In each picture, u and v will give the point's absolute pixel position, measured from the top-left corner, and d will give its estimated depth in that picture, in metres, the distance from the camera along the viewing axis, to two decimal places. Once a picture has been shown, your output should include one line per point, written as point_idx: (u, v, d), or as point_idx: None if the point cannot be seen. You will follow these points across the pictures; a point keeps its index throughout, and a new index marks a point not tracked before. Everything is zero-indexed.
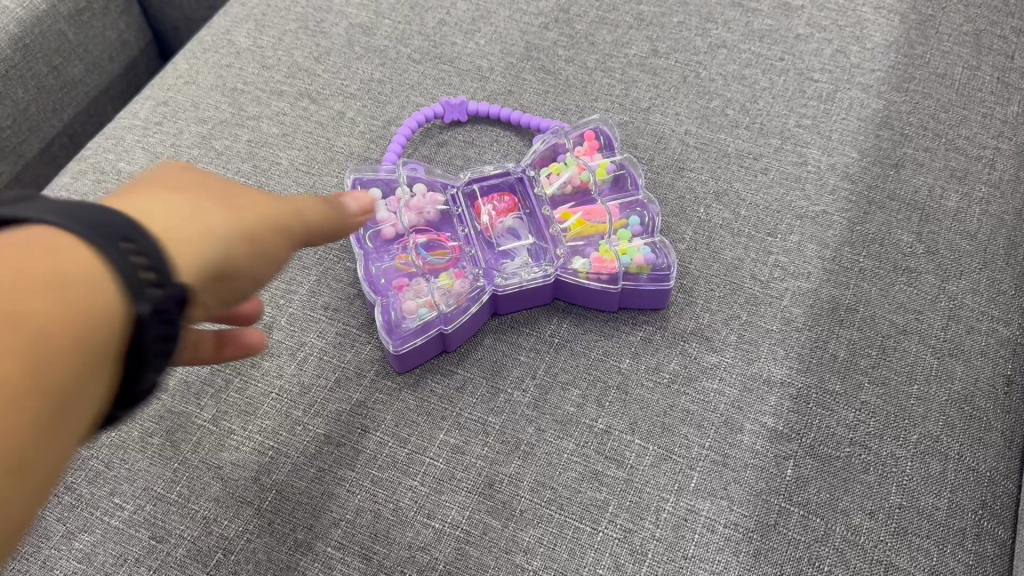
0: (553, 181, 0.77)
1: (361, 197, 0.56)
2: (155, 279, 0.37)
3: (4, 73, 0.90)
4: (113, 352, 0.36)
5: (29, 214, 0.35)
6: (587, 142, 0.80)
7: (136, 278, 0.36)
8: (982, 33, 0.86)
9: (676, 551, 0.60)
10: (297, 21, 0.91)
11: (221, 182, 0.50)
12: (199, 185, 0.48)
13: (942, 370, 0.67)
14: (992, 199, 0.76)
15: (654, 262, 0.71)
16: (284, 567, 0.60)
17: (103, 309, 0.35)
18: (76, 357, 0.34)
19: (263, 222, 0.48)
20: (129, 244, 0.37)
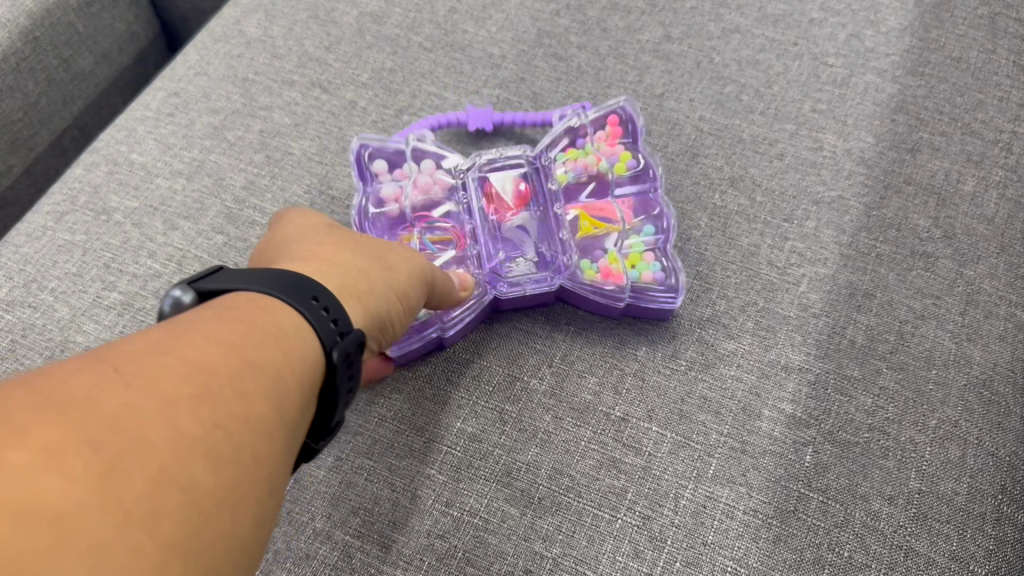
0: (569, 173, 0.77)
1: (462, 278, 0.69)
2: (340, 329, 0.48)
3: (14, 66, 0.90)
4: (309, 394, 0.46)
5: (237, 285, 0.48)
6: (609, 130, 0.78)
7: (325, 326, 0.48)
8: (997, 15, 0.85)
9: (695, 537, 0.60)
10: (307, 10, 0.91)
11: (360, 237, 0.60)
12: (366, 245, 0.59)
13: (960, 355, 0.66)
14: (1009, 183, 0.75)
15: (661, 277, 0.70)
16: (303, 555, 0.60)
17: (300, 353, 0.45)
18: (289, 413, 0.43)
19: (405, 280, 0.59)
20: (316, 302, 0.48)
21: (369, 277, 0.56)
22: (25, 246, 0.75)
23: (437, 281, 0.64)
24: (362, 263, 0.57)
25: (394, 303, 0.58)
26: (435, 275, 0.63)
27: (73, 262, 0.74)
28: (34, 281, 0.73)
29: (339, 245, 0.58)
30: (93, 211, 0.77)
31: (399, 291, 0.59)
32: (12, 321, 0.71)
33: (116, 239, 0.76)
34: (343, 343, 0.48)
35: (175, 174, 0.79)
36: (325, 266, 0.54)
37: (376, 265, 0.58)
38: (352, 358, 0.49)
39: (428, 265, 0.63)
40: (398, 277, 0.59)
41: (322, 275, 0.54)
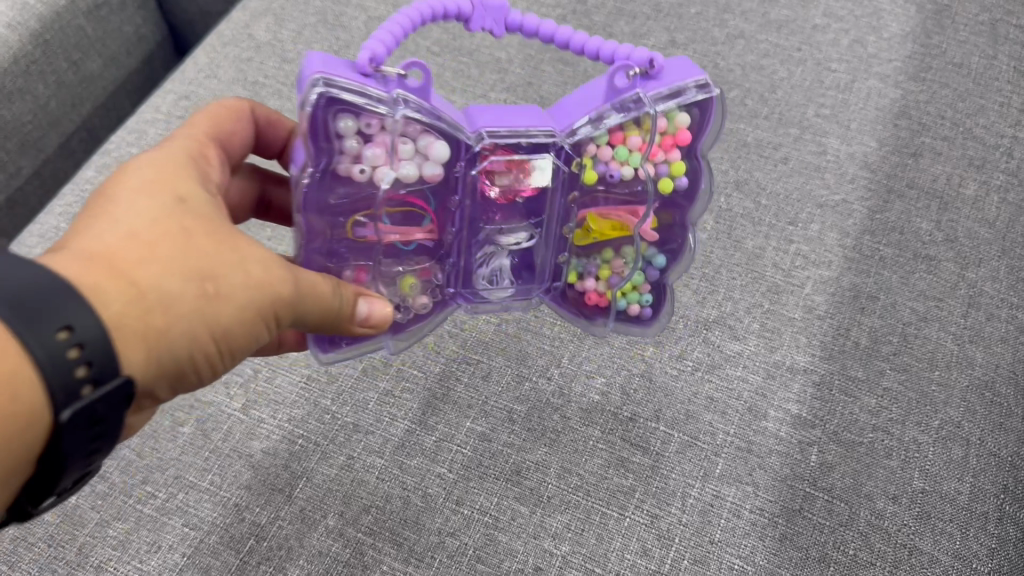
0: (602, 165, 0.56)
1: (379, 310, 0.54)
2: (89, 376, 0.39)
3: (25, 69, 0.90)
4: (32, 439, 0.39)
5: None
6: (677, 125, 0.57)
7: (66, 369, 0.38)
8: (998, 22, 0.87)
9: (702, 536, 0.61)
10: (316, 14, 0.91)
11: (206, 225, 0.46)
12: (206, 243, 0.45)
13: (962, 356, 0.67)
14: (1010, 187, 0.76)
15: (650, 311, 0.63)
16: (316, 553, 0.61)
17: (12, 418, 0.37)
18: None
19: (253, 295, 0.46)
20: (61, 339, 0.38)
21: (169, 309, 0.43)
22: (38, 247, 0.76)
23: (284, 314, 0.48)
24: (171, 284, 0.43)
25: (197, 344, 0.45)
26: (284, 308, 0.48)
27: None
28: None
29: (173, 234, 0.44)
30: None
31: (211, 330, 0.45)
32: None
33: None
34: (86, 400, 0.39)
35: None
36: (116, 278, 0.42)
37: (190, 289, 0.44)
38: (102, 411, 0.40)
39: (279, 294, 0.47)
40: (215, 314, 0.45)
41: (100, 300, 0.41)
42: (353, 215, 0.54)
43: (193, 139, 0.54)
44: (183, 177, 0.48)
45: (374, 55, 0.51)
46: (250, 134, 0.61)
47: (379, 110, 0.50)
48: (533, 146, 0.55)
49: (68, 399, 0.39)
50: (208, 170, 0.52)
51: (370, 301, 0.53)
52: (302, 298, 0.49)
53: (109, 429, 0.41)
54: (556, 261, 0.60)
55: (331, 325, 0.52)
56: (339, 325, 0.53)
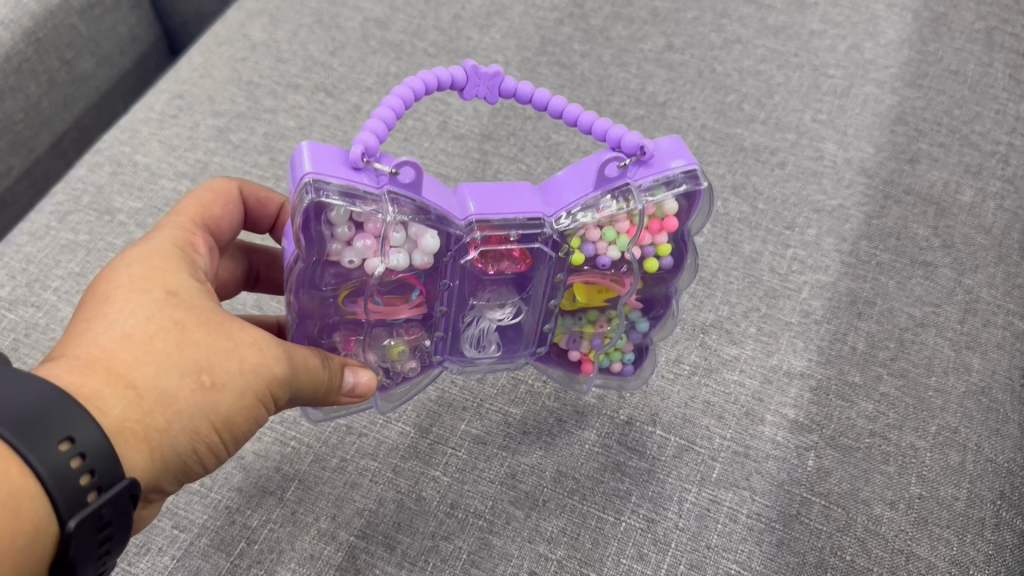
0: (590, 250, 0.55)
1: (364, 378, 0.54)
2: (94, 482, 0.40)
3: (17, 67, 0.90)
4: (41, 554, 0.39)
5: None
6: (665, 211, 0.56)
7: (70, 479, 0.39)
8: (993, 30, 0.87)
9: (699, 541, 0.60)
10: (312, 15, 0.91)
11: (193, 317, 0.46)
12: (200, 338, 0.46)
13: (959, 362, 0.67)
14: (1006, 194, 0.76)
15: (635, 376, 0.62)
16: (308, 556, 0.60)
17: (19, 529, 0.38)
18: None
19: (247, 381, 0.46)
20: (63, 449, 0.39)
21: (167, 406, 0.44)
22: (28, 246, 0.75)
23: (282, 394, 0.49)
24: (167, 383, 0.44)
25: (200, 438, 0.46)
26: (281, 390, 0.48)
27: (76, 262, 0.74)
28: (37, 280, 0.73)
29: (165, 332, 0.45)
30: (96, 210, 0.77)
31: (212, 421, 0.45)
32: (14, 320, 0.70)
33: (120, 239, 0.76)
34: (92, 507, 0.39)
35: (180, 176, 0.80)
36: (115, 383, 0.43)
37: (187, 384, 0.44)
38: (109, 515, 0.41)
39: (274, 377, 0.47)
40: (213, 407, 0.45)
41: (99, 407, 0.42)
42: (342, 294, 0.54)
43: (177, 225, 0.54)
44: (175, 268, 0.49)
45: (367, 148, 0.50)
46: (239, 216, 0.61)
47: (371, 208, 0.50)
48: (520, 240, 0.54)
49: (74, 508, 0.39)
50: (199, 256, 0.53)
51: (355, 370, 0.54)
52: (296, 377, 0.49)
53: (117, 531, 0.42)
54: (541, 330, 0.61)
55: (324, 398, 0.52)
56: (332, 398, 0.53)
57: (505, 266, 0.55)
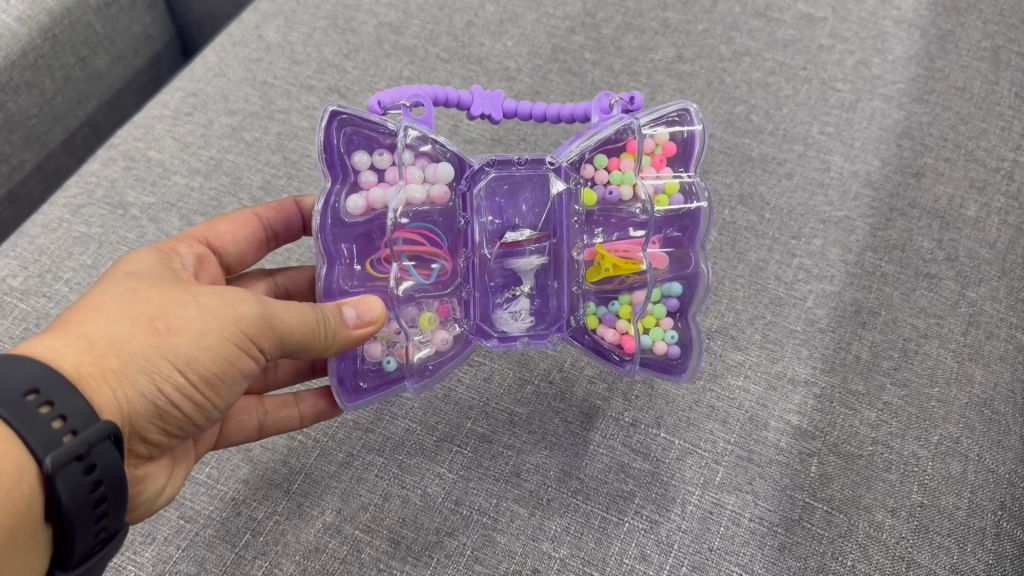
0: (601, 188, 0.60)
1: (365, 310, 0.56)
2: (67, 427, 0.43)
3: (33, 62, 0.90)
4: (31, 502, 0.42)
5: None
6: (662, 141, 0.62)
7: (39, 424, 0.42)
8: (1000, 49, 0.88)
9: (702, 543, 0.60)
10: (326, 18, 0.92)
11: (153, 287, 0.51)
12: (154, 295, 0.50)
13: (961, 374, 0.68)
14: (1010, 210, 0.77)
15: (676, 352, 0.63)
16: (313, 548, 0.60)
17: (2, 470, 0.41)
18: None
19: (206, 321, 0.49)
20: (30, 398, 0.43)
21: (120, 349, 0.47)
22: (41, 237, 0.76)
23: (255, 336, 0.51)
24: (121, 331, 0.48)
25: (163, 378, 0.48)
26: (253, 332, 0.51)
27: (88, 254, 0.75)
28: (49, 271, 0.73)
29: (124, 297, 0.50)
30: (109, 204, 0.78)
31: (173, 360, 0.48)
32: (26, 310, 0.71)
33: (133, 234, 0.76)
34: (67, 446, 0.43)
35: (192, 173, 0.80)
36: (71, 338, 0.47)
37: (142, 331, 0.48)
38: (92, 454, 0.44)
39: (238, 317, 0.50)
40: (173, 346, 0.48)
41: (56, 357, 0.46)
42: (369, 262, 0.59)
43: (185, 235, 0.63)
44: (141, 261, 0.55)
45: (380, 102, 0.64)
46: (252, 233, 0.67)
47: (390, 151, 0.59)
48: (527, 169, 0.59)
49: (52, 450, 0.42)
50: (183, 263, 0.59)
51: (354, 305, 0.56)
52: (271, 320, 0.51)
53: (108, 476, 0.45)
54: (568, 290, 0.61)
55: (322, 341, 0.53)
56: (333, 335, 0.54)
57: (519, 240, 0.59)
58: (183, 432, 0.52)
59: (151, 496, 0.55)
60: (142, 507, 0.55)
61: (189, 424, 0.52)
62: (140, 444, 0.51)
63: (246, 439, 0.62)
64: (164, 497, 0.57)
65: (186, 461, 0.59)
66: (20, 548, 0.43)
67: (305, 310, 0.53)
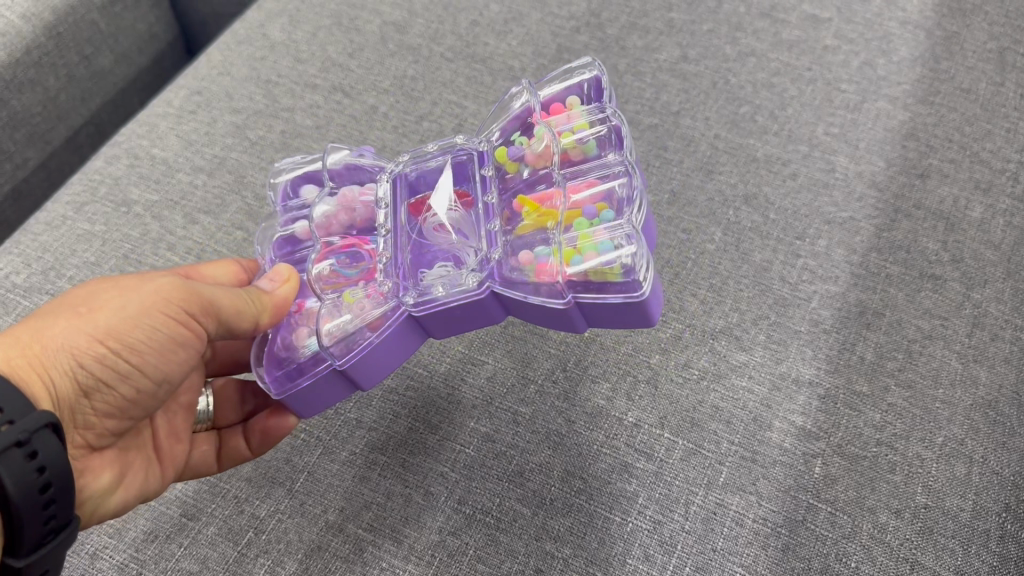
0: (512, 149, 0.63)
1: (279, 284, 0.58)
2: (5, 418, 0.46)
3: (37, 60, 0.90)
4: None
5: None
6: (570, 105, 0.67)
7: None
8: (1006, 50, 0.88)
9: (705, 543, 0.60)
10: (331, 18, 0.92)
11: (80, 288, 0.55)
12: (79, 291, 0.54)
13: (966, 376, 0.67)
14: (1016, 211, 0.77)
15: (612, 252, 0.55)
16: (315, 547, 0.60)
17: None
18: None
19: (125, 300, 0.53)
20: None
21: (44, 337, 0.51)
22: (44, 235, 0.76)
23: (176, 303, 0.54)
24: (46, 323, 0.52)
25: (89, 354, 0.52)
26: (173, 304, 0.54)
27: (92, 252, 0.74)
28: (52, 269, 0.73)
29: (53, 303, 0.54)
30: (113, 202, 0.78)
31: (93, 334, 0.52)
32: (28, 307, 0.71)
33: (136, 231, 0.76)
34: (5, 432, 0.45)
35: (196, 170, 0.80)
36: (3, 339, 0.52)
37: (65, 319, 0.52)
38: (33, 442, 0.46)
39: (155, 293, 0.54)
40: (94, 324, 0.52)
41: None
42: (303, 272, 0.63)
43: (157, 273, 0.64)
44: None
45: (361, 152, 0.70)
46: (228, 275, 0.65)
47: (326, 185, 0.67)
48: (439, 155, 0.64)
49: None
50: None
51: (268, 275, 0.60)
52: (189, 288, 0.55)
53: (51, 464, 0.47)
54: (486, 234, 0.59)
55: (247, 301, 0.56)
56: (258, 295, 0.57)
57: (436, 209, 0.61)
58: (119, 409, 0.55)
59: (98, 489, 0.57)
60: (90, 504, 0.57)
61: (123, 399, 0.54)
62: (81, 426, 0.55)
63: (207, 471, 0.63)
64: (118, 496, 0.58)
65: (148, 472, 0.60)
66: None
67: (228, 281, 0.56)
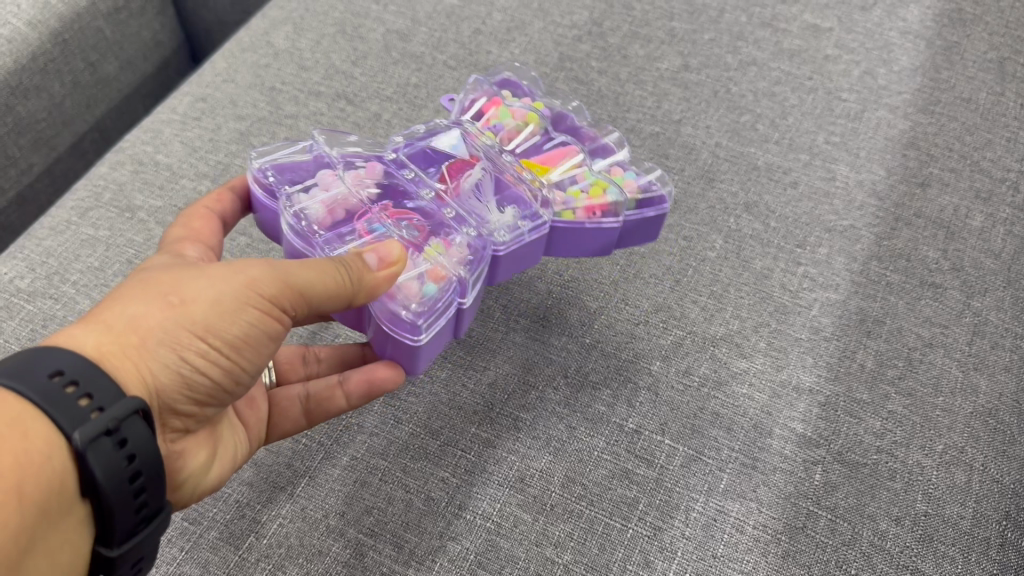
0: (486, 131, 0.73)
1: (383, 252, 0.57)
2: (96, 405, 0.45)
3: (43, 67, 0.91)
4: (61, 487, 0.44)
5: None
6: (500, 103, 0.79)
7: (69, 405, 0.44)
8: (1005, 60, 0.89)
9: (705, 550, 0.60)
10: (335, 25, 0.93)
11: (164, 272, 0.54)
12: (166, 277, 0.53)
13: (966, 384, 0.68)
14: (1015, 220, 0.77)
15: (642, 187, 0.71)
16: (316, 552, 0.60)
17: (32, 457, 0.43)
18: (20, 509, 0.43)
19: (220, 289, 0.52)
20: (57, 379, 0.45)
21: (138, 325, 0.50)
22: (49, 239, 0.76)
23: (273, 295, 0.53)
24: (134, 309, 0.50)
25: (185, 347, 0.51)
26: (269, 293, 0.53)
27: (96, 256, 0.75)
28: (56, 274, 0.73)
29: (136, 284, 0.52)
30: (117, 207, 0.78)
31: (189, 328, 0.51)
32: (33, 312, 0.71)
33: (140, 236, 0.76)
34: (96, 422, 0.44)
35: (200, 176, 0.81)
36: (90, 323, 0.50)
37: (156, 307, 0.51)
38: (122, 429, 0.45)
39: (250, 281, 0.52)
40: (189, 316, 0.51)
41: (75, 342, 0.49)
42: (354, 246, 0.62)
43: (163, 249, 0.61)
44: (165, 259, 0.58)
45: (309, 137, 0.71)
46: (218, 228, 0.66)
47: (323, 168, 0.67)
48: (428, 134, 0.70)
49: (80, 426, 0.44)
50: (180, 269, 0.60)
51: (376, 250, 0.56)
52: (284, 276, 0.53)
53: (139, 451, 0.46)
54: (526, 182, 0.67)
55: (345, 293, 0.54)
56: (359, 284, 0.55)
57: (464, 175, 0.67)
58: (214, 398, 0.55)
59: (196, 469, 0.57)
60: (189, 483, 0.57)
61: (218, 391, 0.54)
62: (173, 415, 0.54)
63: (295, 428, 0.64)
64: (212, 475, 0.58)
65: (235, 444, 0.60)
66: (55, 527, 0.46)
67: (323, 264, 0.54)
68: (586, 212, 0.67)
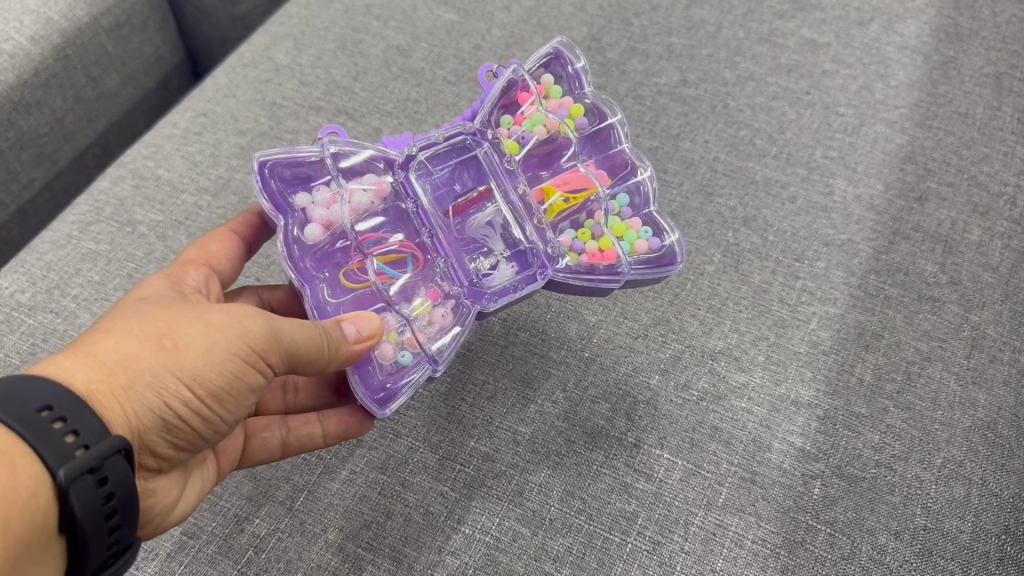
0: (517, 138, 0.68)
1: (362, 325, 0.58)
2: (79, 442, 0.45)
3: (45, 82, 0.91)
4: (42, 516, 0.44)
5: None
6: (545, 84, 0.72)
7: (53, 439, 0.44)
8: (1002, 75, 0.90)
9: (704, 564, 0.60)
10: (336, 41, 0.94)
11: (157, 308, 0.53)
12: (162, 316, 0.52)
13: (965, 398, 0.68)
14: (1013, 234, 0.77)
15: (655, 245, 0.67)
16: (314, 566, 0.61)
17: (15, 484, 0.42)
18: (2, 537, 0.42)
19: (212, 338, 0.51)
20: (43, 414, 0.44)
21: (129, 365, 0.49)
22: (49, 253, 0.76)
23: (263, 350, 0.53)
24: (127, 348, 0.49)
25: (170, 394, 0.50)
26: (259, 347, 0.53)
27: (96, 271, 0.75)
28: (57, 288, 0.74)
29: (132, 320, 0.52)
30: (117, 222, 0.79)
31: (178, 375, 0.50)
32: (33, 326, 0.71)
33: (140, 251, 0.77)
34: (80, 459, 0.44)
35: (201, 191, 0.81)
36: (80, 355, 0.49)
37: (149, 348, 0.50)
38: (103, 467, 0.45)
39: (244, 333, 0.52)
40: (180, 361, 0.50)
41: (66, 374, 0.48)
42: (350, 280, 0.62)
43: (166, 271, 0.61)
44: (151, 289, 0.57)
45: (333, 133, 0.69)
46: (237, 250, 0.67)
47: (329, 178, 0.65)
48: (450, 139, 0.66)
49: (64, 463, 0.43)
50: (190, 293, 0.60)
51: (354, 322, 0.58)
52: (275, 333, 0.54)
53: (119, 489, 0.46)
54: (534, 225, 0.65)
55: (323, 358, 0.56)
56: (334, 352, 0.56)
57: (469, 208, 0.65)
58: (192, 445, 0.54)
59: (165, 508, 0.56)
60: (156, 520, 0.56)
61: (196, 438, 0.53)
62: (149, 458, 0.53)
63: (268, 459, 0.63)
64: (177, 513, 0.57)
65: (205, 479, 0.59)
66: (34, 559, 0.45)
67: (309, 328, 0.55)
68: (588, 261, 0.65)
